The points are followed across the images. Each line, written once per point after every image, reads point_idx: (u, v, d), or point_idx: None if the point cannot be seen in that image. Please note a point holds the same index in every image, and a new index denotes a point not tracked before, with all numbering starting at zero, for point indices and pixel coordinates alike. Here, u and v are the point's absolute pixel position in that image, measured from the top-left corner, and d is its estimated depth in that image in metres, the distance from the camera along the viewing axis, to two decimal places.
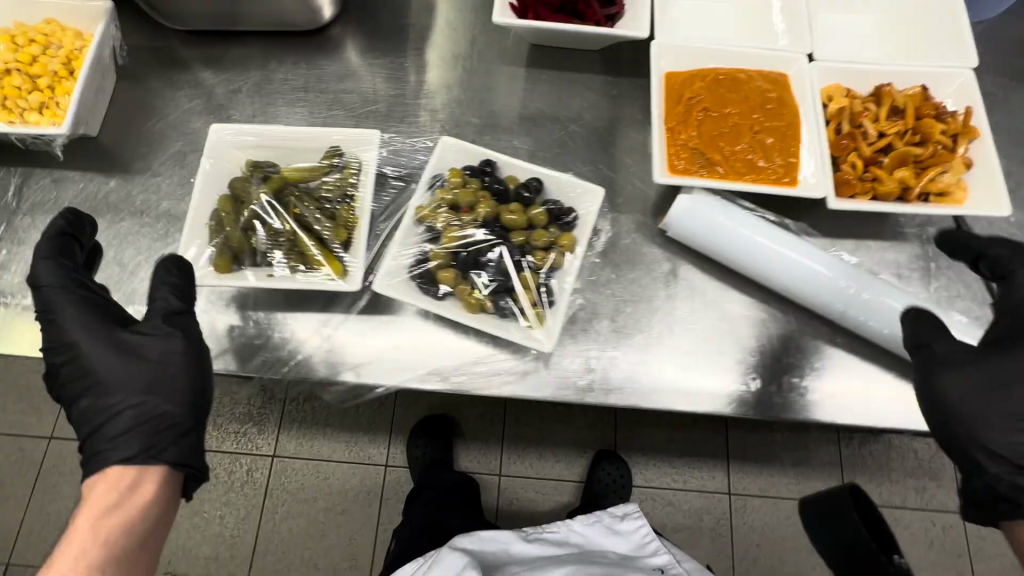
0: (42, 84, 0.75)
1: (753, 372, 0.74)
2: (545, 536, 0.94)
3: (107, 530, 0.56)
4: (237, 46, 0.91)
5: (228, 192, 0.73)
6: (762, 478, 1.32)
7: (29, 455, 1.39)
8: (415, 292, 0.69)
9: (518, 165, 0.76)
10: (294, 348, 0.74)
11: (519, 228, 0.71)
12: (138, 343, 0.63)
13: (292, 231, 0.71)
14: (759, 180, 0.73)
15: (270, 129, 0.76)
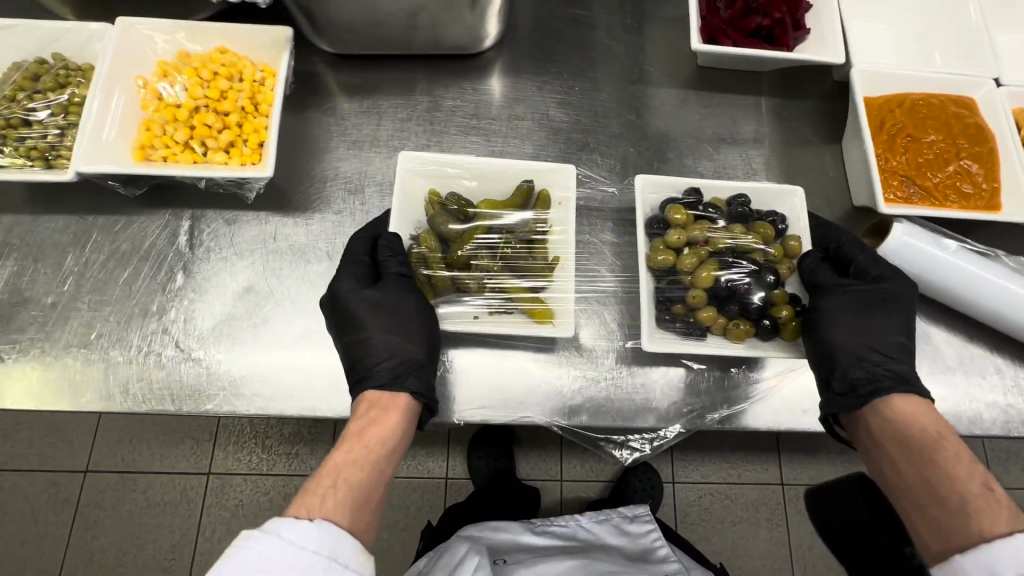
0: (232, 121, 0.70)
1: (953, 394, 0.76)
2: (552, 529, 1.03)
3: (355, 443, 0.58)
4: (399, 69, 0.86)
5: (432, 225, 0.68)
6: (813, 468, 1.42)
7: (65, 491, 1.29)
8: (678, 337, 0.65)
9: (722, 184, 0.70)
10: (503, 392, 0.72)
11: (762, 251, 0.67)
12: (381, 295, 0.66)
13: (498, 275, 0.67)
14: (967, 205, 0.75)
15: (467, 158, 0.70)
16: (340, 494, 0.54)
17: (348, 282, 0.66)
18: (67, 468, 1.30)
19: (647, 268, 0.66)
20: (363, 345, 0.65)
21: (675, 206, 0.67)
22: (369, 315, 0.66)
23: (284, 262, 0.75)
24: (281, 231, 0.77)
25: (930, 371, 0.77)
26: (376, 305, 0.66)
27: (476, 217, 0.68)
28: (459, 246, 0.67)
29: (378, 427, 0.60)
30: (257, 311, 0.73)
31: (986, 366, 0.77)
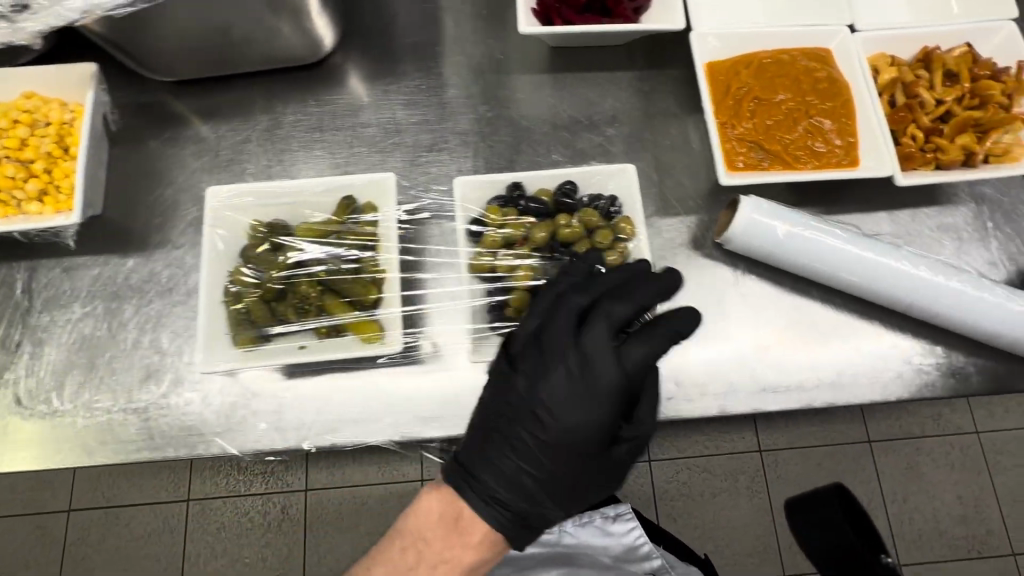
0: (37, 169, 0.68)
1: (824, 364, 0.74)
2: (533, 536, 0.91)
3: (446, 561, 0.58)
4: (236, 90, 0.83)
5: (243, 260, 0.64)
6: (790, 432, 1.44)
7: (51, 531, 1.30)
8: (502, 341, 0.65)
9: (545, 173, 0.67)
10: (356, 414, 0.70)
11: (580, 239, 0.64)
12: (619, 441, 0.60)
13: (320, 297, 0.63)
14: (822, 165, 0.71)
15: (276, 183, 0.67)
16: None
17: (548, 401, 0.57)
18: (49, 509, 1.32)
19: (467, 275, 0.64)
20: (493, 498, 0.57)
21: (490, 206, 0.65)
22: (502, 453, 0.58)
23: (126, 302, 0.74)
24: (123, 272, 0.75)
25: (801, 339, 0.75)
26: (549, 454, 0.58)
27: (292, 242, 0.65)
28: (272, 274, 0.63)
29: (470, 558, 0.58)
30: (99, 357, 0.72)
31: (858, 331, 0.75)
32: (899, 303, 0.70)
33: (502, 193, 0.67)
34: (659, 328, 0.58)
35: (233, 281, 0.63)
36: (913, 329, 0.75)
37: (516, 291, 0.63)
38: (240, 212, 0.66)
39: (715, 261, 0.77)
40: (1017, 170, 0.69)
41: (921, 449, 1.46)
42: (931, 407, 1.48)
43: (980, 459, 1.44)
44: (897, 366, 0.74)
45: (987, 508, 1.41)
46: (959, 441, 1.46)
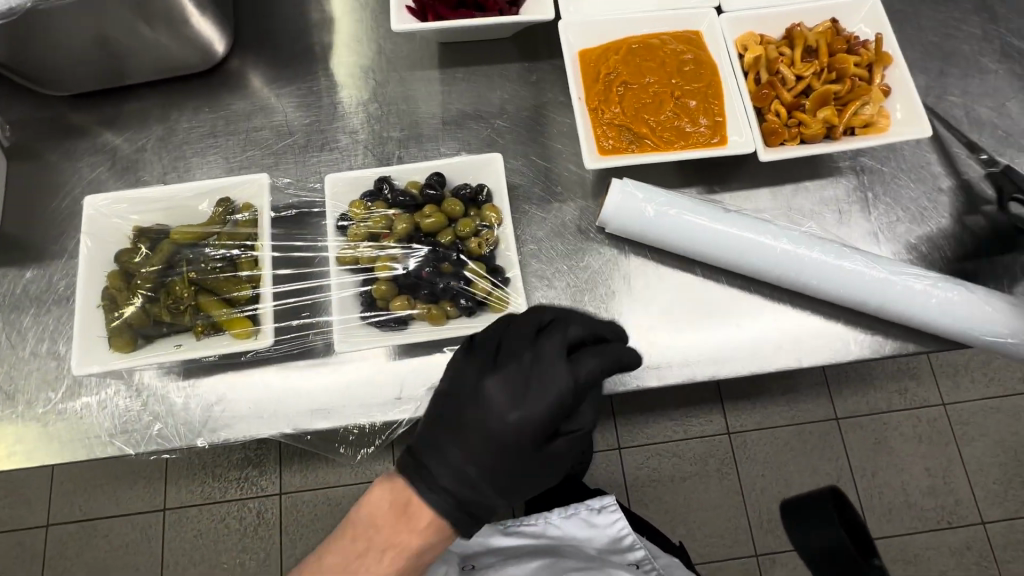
0: None
1: (709, 339, 0.75)
2: (523, 529, 0.93)
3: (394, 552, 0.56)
4: (130, 103, 0.85)
5: (117, 267, 0.66)
6: (758, 413, 1.46)
7: (30, 546, 1.33)
8: (375, 331, 0.64)
9: (412, 167, 0.69)
10: (247, 410, 0.72)
11: (444, 229, 0.66)
12: (560, 440, 0.61)
13: (194, 298, 0.65)
14: (689, 145, 0.73)
15: (151, 190, 0.69)
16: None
17: (507, 406, 0.57)
18: (28, 524, 1.34)
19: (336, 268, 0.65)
20: (435, 490, 0.56)
21: (356, 202, 0.67)
22: (456, 443, 0.57)
23: (25, 313, 0.76)
24: (21, 284, 0.77)
25: (688, 315, 0.76)
26: (497, 452, 0.57)
27: (163, 245, 0.66)
28: (143, 279, 0.65)
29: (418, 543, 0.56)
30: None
31: (741, 304, 0.77)
32: (770, 276, 0.72)
33: (371, 188, 0.68)
34: (613, 348, 0.60)
35: (108, 287, 0.65)
36: (794, 299, 0.76)
37: (381, 281, 0.64)
38: (116, 220, 0.68)
39: (600, 245, 0.79)
40: (875, 140, 0.71)
41: (889, 424, 1.47)
42: (897, 381, 1.49)
43: (948, 431, 1.45)
44: (781, 336, 0.75)
45: (955, 479, 1.43)
46: (926, 413, 1.47)
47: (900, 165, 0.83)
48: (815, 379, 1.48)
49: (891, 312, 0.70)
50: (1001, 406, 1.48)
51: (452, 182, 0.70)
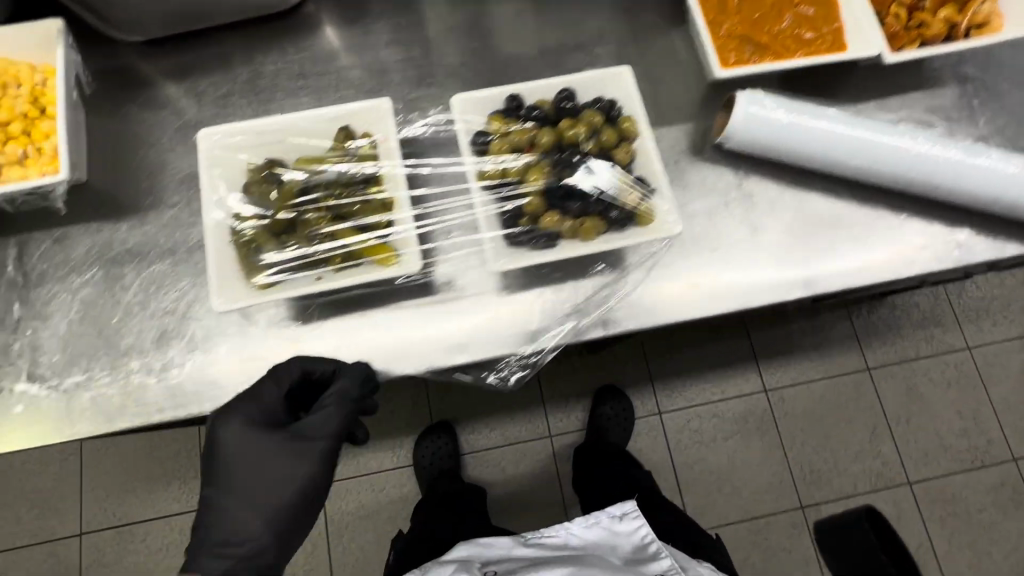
0: (16, 131, 0.65)
1: (836, 251, 0.75)
2: (545, 540, 0.90)
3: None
4: (211, 46, 0.81)
5: (244, 201, 0.63)
6: (791, 369, 1.47)
7: (63, 558, 1.28)
8: (526, 250, 0.62)
9: (542, 83, 0.66)
10: (380, 351, 0.70)
11: (587, 140, 0.63)
12: (261, 454, 0.63)
13: (330, 227, 0.62)
14: (812, 53, 0.72)
15: (265, 120, 0.65)
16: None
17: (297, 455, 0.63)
18: (59, 535, 1.29)
19: (478, 186, 0.63)
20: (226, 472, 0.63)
21: (493, 117, 0.64)
22: (266, 494, 0.63)
23: (126, 267, 0.72)
24: (119, 238, 0.73)
25: (813, 229, 0.75)
26: (263, 435, 0.63)
27: (290, 175, 0.63)
28: (275, 210, 0.62)
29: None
30: (107, 323, 0.70)
31: (864, 215, 0.76)
32: (898, 182, 0.72)
33: (501, 106, 0.66)
34: (336, 387, 0.64)
35: (238, 222, 0.62)
36: (915, 207, 0.76)
37: (530, 197, 0.62)
38: (234, 156, 0.65)
39: (716, 166, 0.78)
40: (998, 38, 0.71)
41: (920, 371, 1.49)
42: (924, 328, 1.51)
43: (976, 374, 1.48)
44: (906, 245, 0.75)
45: (988, 421, 1.46)
46: (954, 359, 1.49)
47: (1000, 74, 0.82)
48: (846, 331, 1.49)
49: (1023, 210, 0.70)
50: None
51: (581, 96, 0.68)
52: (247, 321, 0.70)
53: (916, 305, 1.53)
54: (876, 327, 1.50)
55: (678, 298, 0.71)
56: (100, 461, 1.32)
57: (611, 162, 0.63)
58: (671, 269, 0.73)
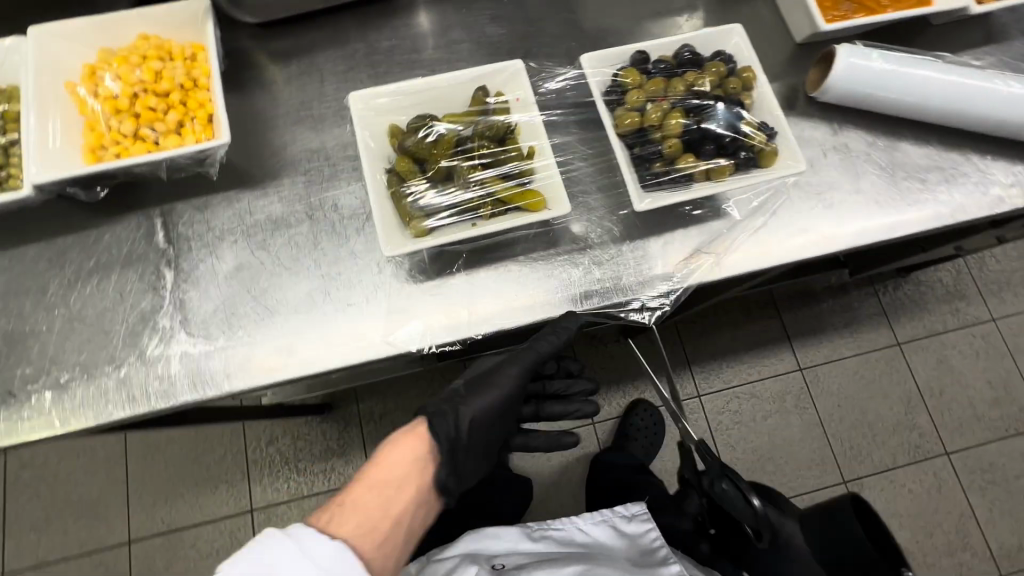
0: (175, 100, 0.69)
1: (932, 193, 0.79)
2: (551, 533, 0.90)
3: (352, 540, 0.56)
4: (326, 25, 0.85)
5: (399, 155, 0.68)
6: (824, 346, 1.63)
7: (115, 564, 1.38)
8: (665, 190, 0.68)
9: (665, 42, 0.73)
10: (514, 299, 0.73)
11: (713, 89, 0.70)
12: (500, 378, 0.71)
13: (483, 175, 0.67)
14: (900, 8, 0.79)
15: (410, 86, 0.71)
16: (387, 541, 0.58)
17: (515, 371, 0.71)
18: (109, 542, 1.39)
19: (616, 132, 0.68)
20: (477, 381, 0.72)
21: (625, 72, 0.71)
22: (486, 396, 0.70)
23: (264, 234, 0.75)
24: (255, 206, 0.76)
25: (909, 172, 0.79)
26: (517, 365, 0.72)
27: (442, 130, 0.68)
28: (433, 160, 0.67)
29: (402, 506, 0.60)
30: (255, 285, 0.73)
31: (955, 158, 0.80)
32: (986, 124, 0.77)
33: (628, 64, 0.72)
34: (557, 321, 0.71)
35: (395, 174, 0.67)
36: (1002, 149, 0.80)
37: (669, 140, 0.68)
38: (385, 121, 0.71)
39: (814, 117, 0.82)
40: None
41: (946, 343, 1.65)
42: (947, 303, 1.67)
43: (1001, 343, 1.65)
44: (997, 184, 0.79)
45: (1015, 387, 1.63)
46: (978, 329, 1.66)
47: None
48: (873, 309, 1.66)
49: None
50: None
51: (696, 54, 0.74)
52: (384, 278, 0.73)
53: (938, 280, 1.68)
54: (900, 303, 1.67)
55: (790, 241, 0.74)
56: (146, 470, 1.43)
57: (736, 107, 0.69)
58: (784, 212, 0.75)
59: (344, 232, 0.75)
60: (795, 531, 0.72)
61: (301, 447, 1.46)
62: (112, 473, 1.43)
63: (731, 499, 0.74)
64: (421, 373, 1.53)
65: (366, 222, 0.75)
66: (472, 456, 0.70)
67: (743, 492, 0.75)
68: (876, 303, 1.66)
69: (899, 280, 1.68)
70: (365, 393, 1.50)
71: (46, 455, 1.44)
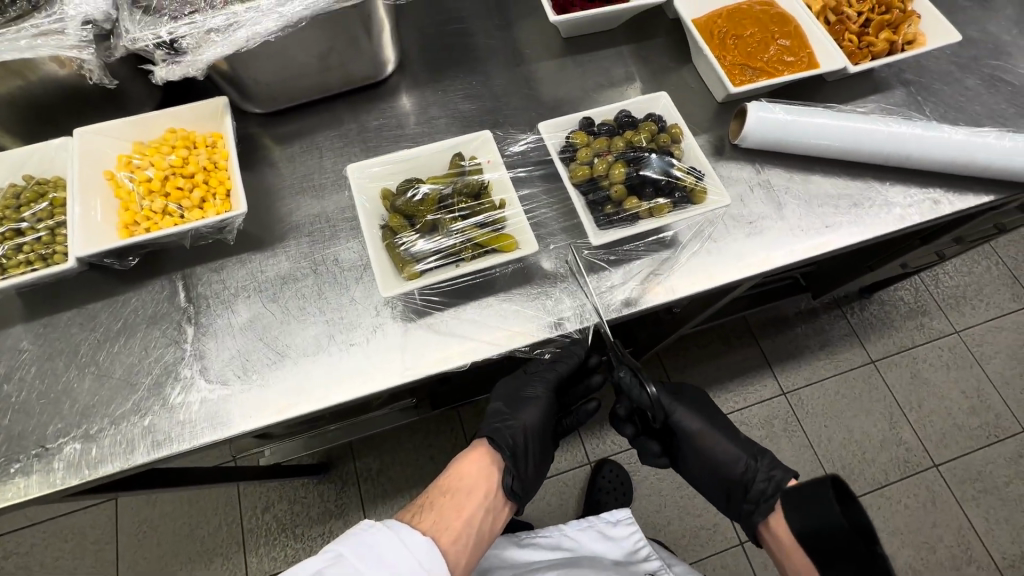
0: (199, 179, 0.82)
1: (845, 216, 0.93)
2: (538, 540, 1.05)
3: (438, 535, 0.77)
4: (324, 110, 1.00)
5: (393, 213, 0.80)
6: (805, 369, 1.73)
7: None
8: (617, 226, 0.81)
9: (607, 109, 0.89)
10: (497, 330, 0.83)
11: (649, 142, 0.85)
12: (531, 394, 0.92)
13: (464, 224, 0.80)
14: (795, 70, 0.96)
15: (398, 156, 0.85)
16: (462, 538, 0.79)
17: (542, 391, 0.92)
18: None
19: (571, 183, 0.83)
20: (515, 403, 0.92)
21: (575, 134, 0.86)
22: (529, 411, 0.90)
23: (273, 288, 0.85)
24: (266, 265, 0.87)
25: (822, 201, 0.94)
26: (541, 383, 0.92)
27: (428, 190, 0.81)
28: (422, 214, 0.79)
29: (471, 510, 0.82)
30: (267, 332, 0.82)
31: (859, 186, 0.95)
32: (877, 157, 0.92)
33: (578, 128, 0.88)
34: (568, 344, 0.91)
35: (391, 229, 0.79)
36: (897, 177, 0.96)
37: (616, 186, 0.81)
38: (376, 185, 0.84)
39: (738, 160, 0.97)
40: (926, 47, 0.96)
41: (918, 357, 1.77)
42: (912, 319, 1.81)
43: (967, 353, 1.77)
44: (897, 205, 0.94)
45: (989, 396, 1.74)
46: (945, 342, 1.79)
47: (932, 77, 1.07)
48: (844, 330, 1.78)
49: (978, 165, 0.91)
50: (1003, 324, 1.83)
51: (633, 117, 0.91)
52: (380, 319, 0.83)
53: (899, 299, 1.83)
54: (868, 323, 1.80)
55: (727, 264, 0.87)
56: (139, 546, 1.44)
57: (668, 157, 0.85)
58: (717, 242, 0.89)
59: (345, 282, 0.86)
60: (683, 416, 0.96)
61: (299, 511, 1.48)
62: (107, 554, 1.43)
63: (630, 387, 0.88)
64: (416, 425, 1.58)
65: (364, 273, 0.86)
66: (530, 463, 0.90)
67: (640, 381, 0.89)
68: (845, 324, 1.79)
69: (863, 300, 1.82)
70: (361, 449, 1.55)
71: (35, 540, 1.43)
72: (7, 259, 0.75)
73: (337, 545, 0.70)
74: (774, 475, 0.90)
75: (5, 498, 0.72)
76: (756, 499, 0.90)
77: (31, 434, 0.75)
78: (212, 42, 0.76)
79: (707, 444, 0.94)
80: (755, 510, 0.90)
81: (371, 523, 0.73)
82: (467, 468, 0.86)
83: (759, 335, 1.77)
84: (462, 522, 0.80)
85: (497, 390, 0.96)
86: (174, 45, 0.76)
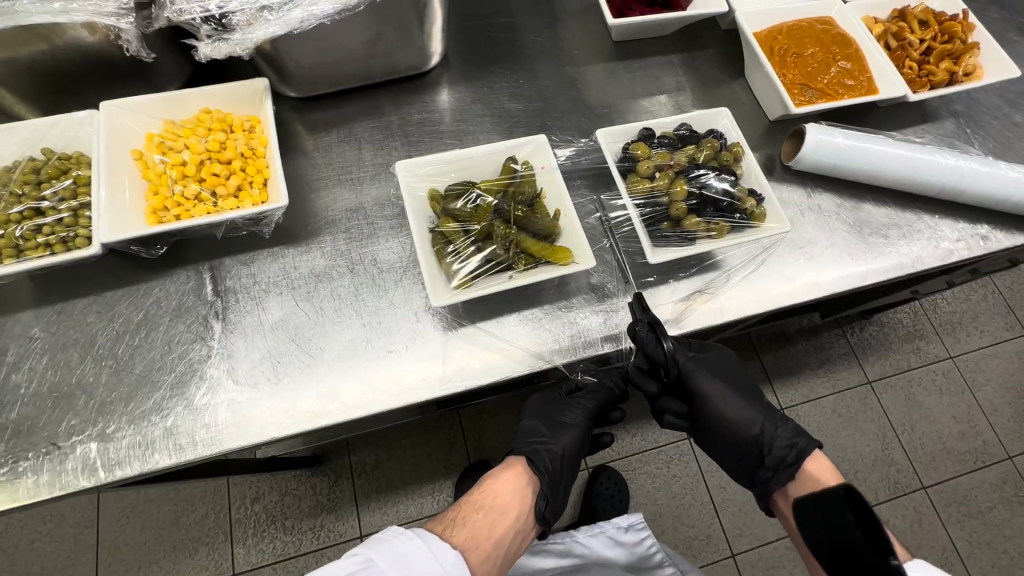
0: (236, 166, 0.77)
1: (891, 245, 0.92)
2: (550, 548, 1.03)
3: (469, 553, 0.74)
4: (363, 99, 0.95)
5: (442, 216, 0.77)
6: (804, 386, 1.74)
7: None
8: (677, 245, 0.79)
9: (666, 121, 0.87)
10: (540, 342, 0.79)
11: (710, 159, 0.83)
12: (569, 419, 0.90)
13: (518, 233, 0.76)
14: (853, 94, 0.94)
15: (447, 157, 0.82)
16: (491, 559, 0.75)
17: (581, 418, 0.90)
18: None
19: (629, 197, 0.80)
20: (552, 426, 0.90)
21: (635, 145, 0.83)
22: (566, 435, 0.89)
23: (306, 287, 0.80)
24: (300, 260, 0.82)
25: (871, 230, 0.92)
26: (580, 407, 0.91)
27: (483, 197, 0.78)
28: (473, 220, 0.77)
29: (503, 530, 0.78)
30: (300, 334, 0.77)
31: (906, 216, 0.94)
32: (932, 190, 0.91)
33: (637, 138, 0.86)
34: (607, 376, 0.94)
35: (441, 233, 0.75)
36: (943, 209, 0.95)
37: (677, 202, 0.79)
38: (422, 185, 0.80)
39: (788, 181, 0.95)
40: (985, 80, 0.95)
41: (914, 379, 1.78)
42: (909, 342, 1.82)
43: (960, 379, 1.79)
44: (943, 237, 0.93)
45: (978, 421, 1.76)
46: (941, 366, 1.81)
47: (981, 110, 1.06)
48: (843, 349, 1.79)
49: None
50: (997, 351, 1.85)
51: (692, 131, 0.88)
52: (420, 325, 0.79)
53: (897, 321, 1.85)
54: (869, 344, 1.81)
55: (779, 291, 0.85)
56: (122, 532, 1.38)
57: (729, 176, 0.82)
58: (769, 266, 0.86)
59: (383, 284, 0.81)
60: (697, 375, 0.89)
61: (293, 504, 1.44)
62: (87, 539, 1.36)
63: (646, 342, 0.76)
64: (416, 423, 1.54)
65: (403, 275, 0.82)
66: (559, 490, 0.88)
67: (656, 336, 0.77)
68: (846, 344, 1.80)
69: (864, 321, 1.83)
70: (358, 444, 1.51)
71: (12, 520, 1.36)
72: (24, 240, 0.69)
73: (363, 548, 0.67)
74: (796, 444, 0.85)
75: (15, 498, 0.66)
76: (773, 466, 0.85)
77: (41, 430, 0.69)
78: (264, 21, 0.71)
79: (720, 411, 0.89)
80: (773, 478, 0.85)
81: (399, 531, 0.70)
82: (504, 485, 0.83)
83: (762, 351, 1.76)
84: (492, 542, 0.76)
85: (531, 410, 0.95)
86: (223, 21, 0.71)
